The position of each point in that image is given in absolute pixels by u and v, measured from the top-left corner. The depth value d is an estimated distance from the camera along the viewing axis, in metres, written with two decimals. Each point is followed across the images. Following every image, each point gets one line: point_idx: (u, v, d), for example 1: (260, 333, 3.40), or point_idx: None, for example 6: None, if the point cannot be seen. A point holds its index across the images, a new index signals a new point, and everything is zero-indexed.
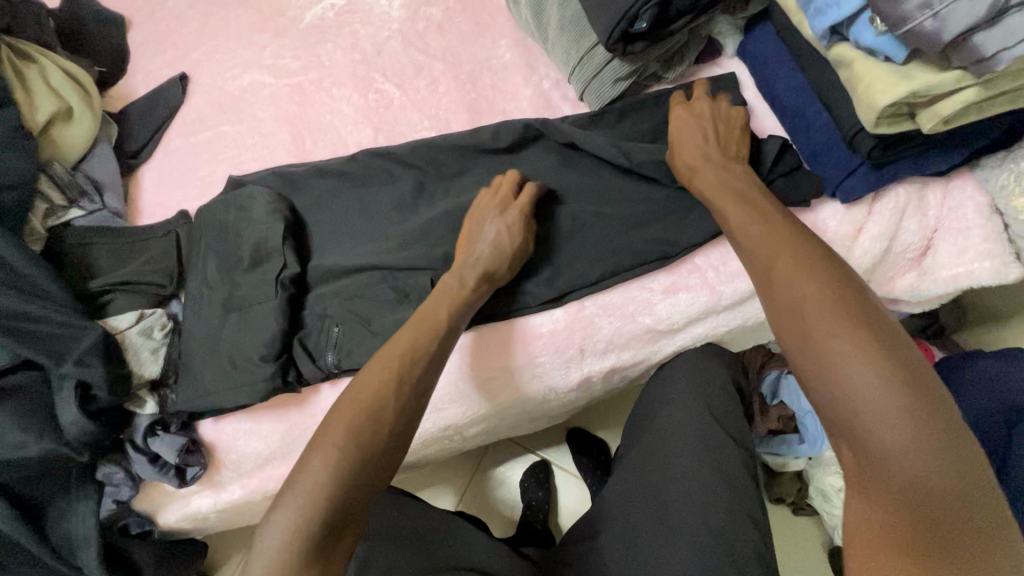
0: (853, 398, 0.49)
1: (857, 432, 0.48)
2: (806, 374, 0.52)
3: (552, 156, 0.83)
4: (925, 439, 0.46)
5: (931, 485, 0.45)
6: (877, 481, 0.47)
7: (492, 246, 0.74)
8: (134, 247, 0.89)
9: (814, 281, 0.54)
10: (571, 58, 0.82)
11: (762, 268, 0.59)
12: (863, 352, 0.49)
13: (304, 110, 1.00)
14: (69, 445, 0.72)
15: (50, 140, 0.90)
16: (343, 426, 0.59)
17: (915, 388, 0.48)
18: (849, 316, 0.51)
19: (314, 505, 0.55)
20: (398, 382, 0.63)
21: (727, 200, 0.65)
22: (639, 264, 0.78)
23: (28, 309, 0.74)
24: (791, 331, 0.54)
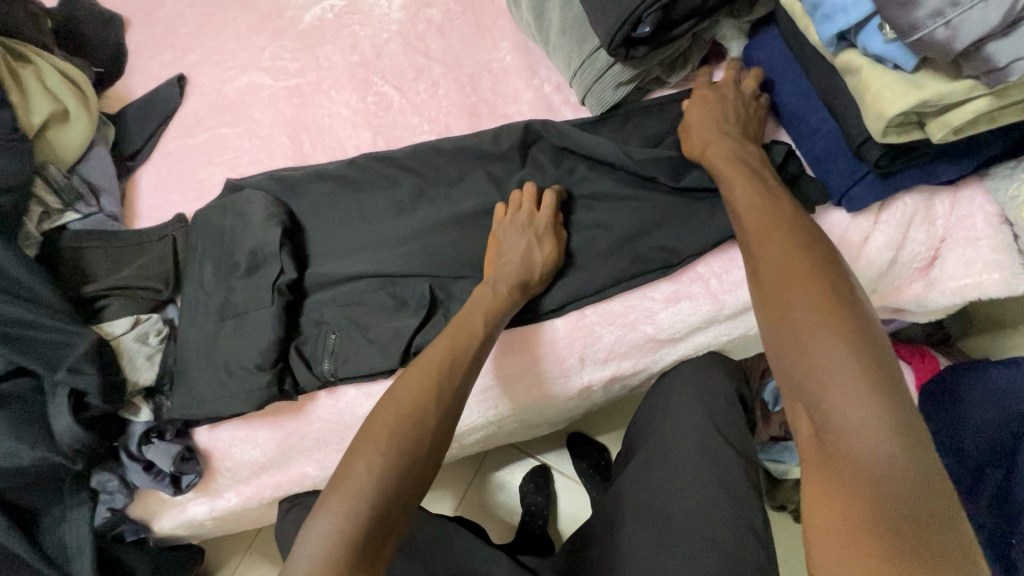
0: (820, 370, 0.47)
1: (819, 405, 0.47)
2: (776, 346, 0.51)
3: (553, 161, 0.82)
4: (886, 420, 0.44)
5: (885, 468, 0.42)
6: (830, 457, 0.45)
7: (518, 256, 0.73)
8: (130, 252, 0.88)
9: (800, 259, 0.54)
10: (572, 62, 0.81)
11: (752, 248, 0.59)
12: (835, 325, 0.48)
13: (302, 112, 0.99)
14: (62, 452, 0.71)
15: (46, 143, 0.89)
16: (387, 431, 0.59)
17: (883, 370, 0.46)
18: (830, 294, 0.50)
19: (359, 510, 0.54)
20: (437, 387, 0.63)
21: (737, 181, 0.65)
22: (641, 272, 0.76)
23: (22, 315, 0.73)
24: (769, 304, 0.53)
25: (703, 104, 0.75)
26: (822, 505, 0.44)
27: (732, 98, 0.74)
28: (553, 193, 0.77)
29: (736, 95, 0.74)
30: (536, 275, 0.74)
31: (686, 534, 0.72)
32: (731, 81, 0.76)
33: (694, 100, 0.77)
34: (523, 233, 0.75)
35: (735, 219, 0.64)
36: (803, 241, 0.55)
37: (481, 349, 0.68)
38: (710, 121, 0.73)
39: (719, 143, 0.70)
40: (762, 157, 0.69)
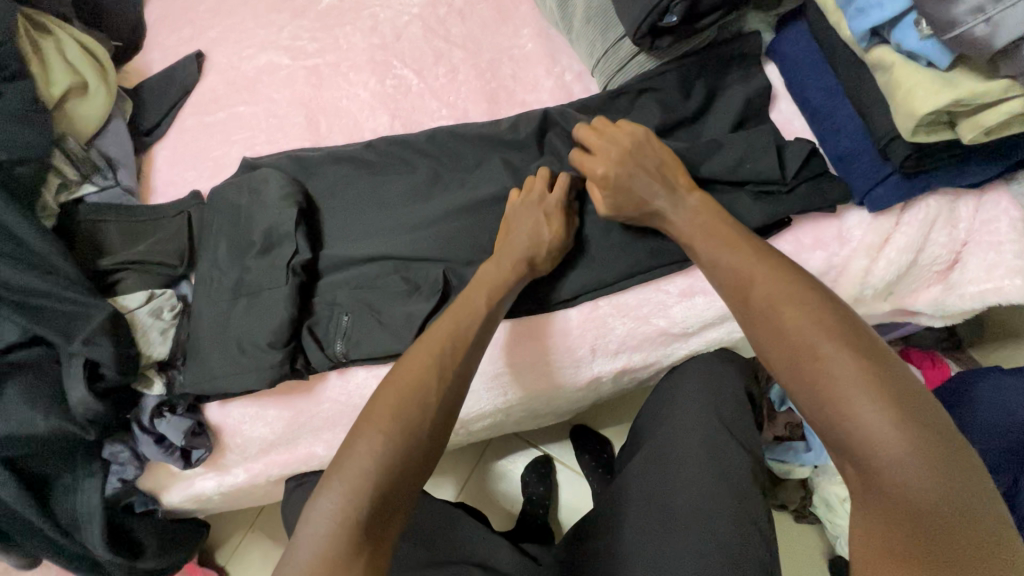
0: (847, 416, 0.48)
1: (854, 450, 0.48)
2: (798, 397, 0.52)
3: (572, 151, 0.81)
4: (918, 448, 0.46)
5: (929, 497, 0.44)
6: (877, 498, 0.47)
7: (525, 237, 0.72)
8: (146, 226, 0.88)
9: (795, 305, 0.54)
10: (595, 51, 0.81)
11: (743, 297, 0.58)
12: (849, 367, 0.49)
13: (320, 93, 0.99)
14: (75, 422, 0.72)
15: (65, 114, 0.89)
16: (391, 412, 0.59)
17: (902, 400, 0.48)
18: (830, 336, 0.51)
19: (366, 492, 0.54)
20: (440, 365, 0.62)
21: (701, 233, 0.65)
22: (655, 266, 0.76)
23: (39, 284, 0.74)
24: (779, 357, 0.54)
25: (618, 176, 0.69)
26: (885, 548, 0.46)
27: (631, 149, 0.70)
28: (568, 175, 0.76)
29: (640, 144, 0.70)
30: (541, 252, 0.73)
31: (690, 531, 0.72)
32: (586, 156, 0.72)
33: (601, 179, 0.70)
34: (531, 213, 0.74)
35: (711, 264, 0.63)
36: (795, 283, 0.56)
37: (484, 329, 0.67)
38: (652, 189, 0.68)
39: (673, 205, 0.67)
40: (706, 202, 0.67)
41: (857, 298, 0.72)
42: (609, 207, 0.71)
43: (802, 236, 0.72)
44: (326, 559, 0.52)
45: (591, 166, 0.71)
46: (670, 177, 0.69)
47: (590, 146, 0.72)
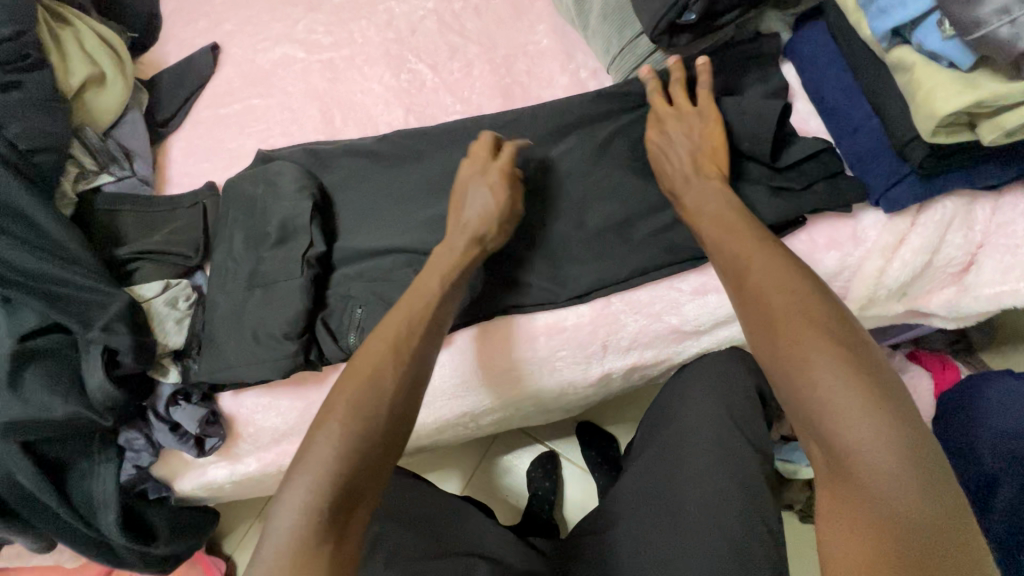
0: (820, 398, 0.49)
1: (823, 432, 0.49)
2: (775, 379, 0.53)
3: (586, 147, 0.81)
4: (884, 437, 0.46)
5: (889, 480, 0.45)
6: (842, 480, 0.47)
7: (478, 210, 0.73)
8: (162, 217, 0.89)
9: (781, 290, 0.55)
10: (611, 48, 0.81)
11: (735, 283, 0.60)
12: (826, 354, 0.50)
13: (335, 86, 0.99)
14: (93, 408, 0.73)
15: (83, 105, 0.90)
16: (346, 403, 0.59)
17: (875, 386, 0.48)
18: (812, 321, 0.52)
19: (326, 483, 0.55)
20: (394, 353, 0.63)
21: (705, 222, 0.66)
22: (668, 264, 0.76)
23: (59, 272, 0.75)
24: (760, 340, 0.55)
25: (656, 145, 0.74)
26: (845, 528, 0.46)
27: (680, 125, 0.72)
28: (510, 147, 0.76)
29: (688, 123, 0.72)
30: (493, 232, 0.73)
31: (698, 526, 0.73)
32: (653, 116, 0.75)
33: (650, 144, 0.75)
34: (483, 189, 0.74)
35: (715, 248, 0.63)
36: (787, 271, 0.57)
37: (437, 311, 0.67)
38: (670, 163, 0.72)
39: (685, 182, 0.70)
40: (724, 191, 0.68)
41: (871, 298, 0.72)
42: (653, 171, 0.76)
43: (816, 236, 0.72)
44: (296, 547, 0.52)
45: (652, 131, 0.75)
46: (702, 159, 0.70)
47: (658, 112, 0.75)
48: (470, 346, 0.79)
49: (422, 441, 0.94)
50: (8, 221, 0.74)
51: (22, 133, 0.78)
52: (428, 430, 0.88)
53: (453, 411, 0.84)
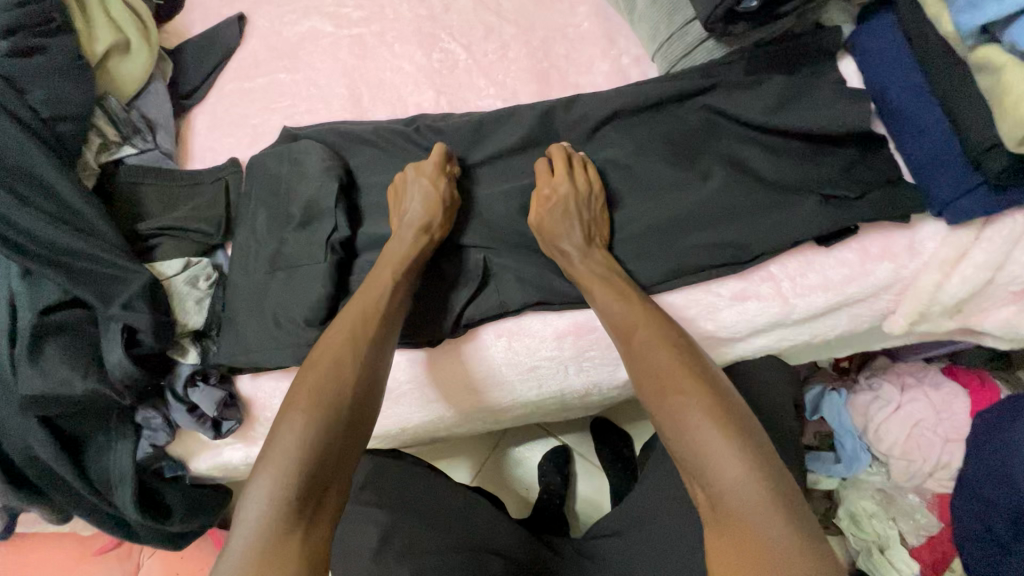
0: (700, 444, 0.51)
1: (704, 477, 0.50)
2: (663, 429, 0.55)
3: (629, 137, 0.76)
4: (754, 471, 0.49)
5: (763, 519, 0.47)
6: (723, 525, 0.48)
7: (415, 198, 0.74)
8: (185, 193, 0.87)
9: (666, 345, 0.59)
10: (658, 34, 0.77)
11: (625, 337, 0.63)
12: (701, 400, 0.54)
13: (364, 63, 0.95)
14: (111, 386, 0.72)
15: (106, 73, 0.88)
16: (305, 396, 0.59)
17: (747, 432, 0.52)
18: (693, 373, 0.56)
19: (293, 470, 0.54)
20: (352, 347, 0.64)
21: (595, 283, 0.68)
22: (709, 266, 0.70)
23: (78, 246, 0.73)
24: (650, 391, 0.57)
25: (551, 207, 0.71)
26: None
27: (577, 194, 0.71)
28: (456, 167, 0.78)
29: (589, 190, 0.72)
30: (434, 222, 0.74)
31: None
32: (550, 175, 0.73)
33: (538, 205, 0.72)
34: (421, 179, 0.75)
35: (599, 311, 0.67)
36: (666, 331, 0.61)
37: (390, 306, 0.69)
38: (571, 230, 0.70)
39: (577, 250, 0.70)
40: (608, 262, 0.70)
41: (923, 314, 0.69)
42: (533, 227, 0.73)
43: (868, 245, 0.68)
44: (261, 536, 0.51)
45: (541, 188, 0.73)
46: (593, 230, 0.72)
47: (550, 173, 0.74)
48: (495, 343, 0.76)
49: (437, 432, 0.92)
50: (29, 189, 0.73)
51: (45, 100, 0.76)
52: (447, 423, 0.86)
53: (473, 407, 0.82)
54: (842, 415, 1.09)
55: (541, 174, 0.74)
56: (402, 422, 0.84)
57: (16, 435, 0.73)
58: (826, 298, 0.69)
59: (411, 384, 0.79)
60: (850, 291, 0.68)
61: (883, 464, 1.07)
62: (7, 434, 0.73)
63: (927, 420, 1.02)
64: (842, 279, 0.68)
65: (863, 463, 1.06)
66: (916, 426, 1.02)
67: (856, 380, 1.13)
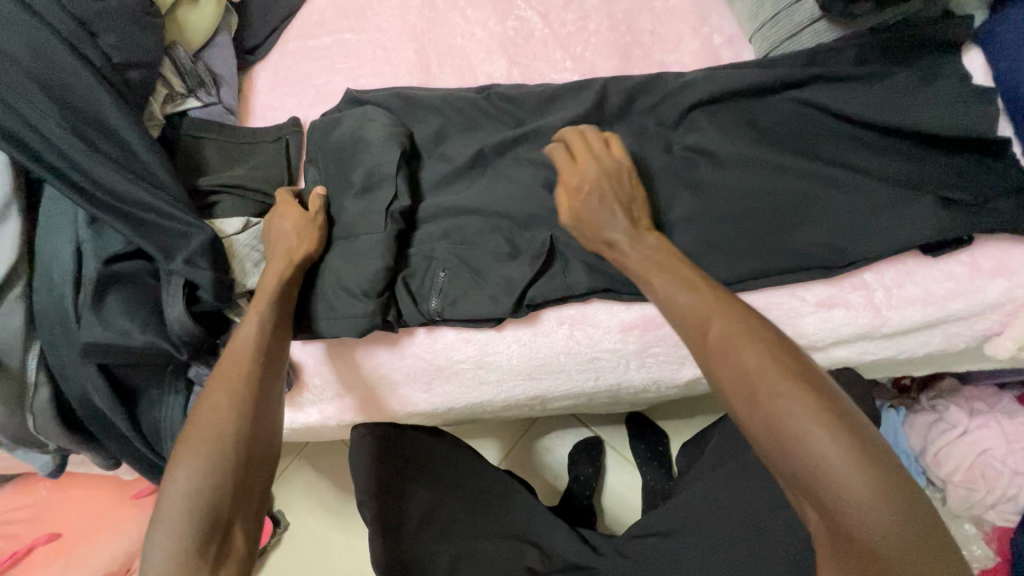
0: (811, 460, 0.45)
1: (816, 493, 0.45)
2: (757, 437, 0.49)
3: (720, 123, 0.70)
4: (875, 485, 0.44)
5: (888, 537, 0.43)
6: (843, 546, 0.44)
7: (275, 226, 0.74)
8: (244, 151, 0.86)
9: (749, 340, 0.51)
10: (763, 10, 0.73)
11: (698, 335, 0.55)
12: (806, 405, 0.47)
13: (433, 28, 0.91)
14: (171, 340, 0.72)
15: (176, 22, 0.85)
16: (191, 443, 0.55)
17: (862, 440, 0.46)
18: (788, 374, 0.49)
19: (190, 529, 0.51)
20: (233, 386, 0.59)
21: (652, 270, 0.60)
22: (795, 268, 0.65)
23: (141, 196, 0.72)
24: (735, 396, 0.51)
25: (586, 197, 0.65)
26: None
27: (609, 178, 0.66)
28: (321, 188, 0.77)
29: (620, 165, 0.67)
30: (298, 252, 0.72)
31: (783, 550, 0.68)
32: (578, 155, 0.68)
33: (572, 201, 0.66)
34: (275, 221, 0.74)
35: (661, 301, 0.59)
36: (749, 322, 0.53)
37: (270, 344, 0.64)
38: (611, 217, 0.64)
39: (626, 237, 0.63)
40: (663, 244, 0.63)
41: None
42: (572, 224, 0.68)
43: (980, 258, 0.63)
44: None
45: (564, 175, 0.68)
46: (635, 211, 0.65)
47: (571, 162, 0.68)
48: (556, 329, 0.74)
49: (480, 415, 0.90)
50: (97, 136, 0.71)
51: (117, 46, 0.74)
52: (495, 407, 0.83)
53: (525, 393, 0.79)
54: (898, 433, 1.04)
55: (560, 166, 0.69)
56: (451, 401, 0.81)
57: (74, 381, 0.74)
58: (924, 313, 0.64)
59: (464, 363, 0.76)
60: (951, 308, 0.64)
61: (938, 489, 1.01)
62: (66, 379, 0.74)
63: (997, 449, 0.94)
64: (945, 294, 0.64)
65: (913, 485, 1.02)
66: (984, 453, 0.95)
67: (916, 400, 1.06)
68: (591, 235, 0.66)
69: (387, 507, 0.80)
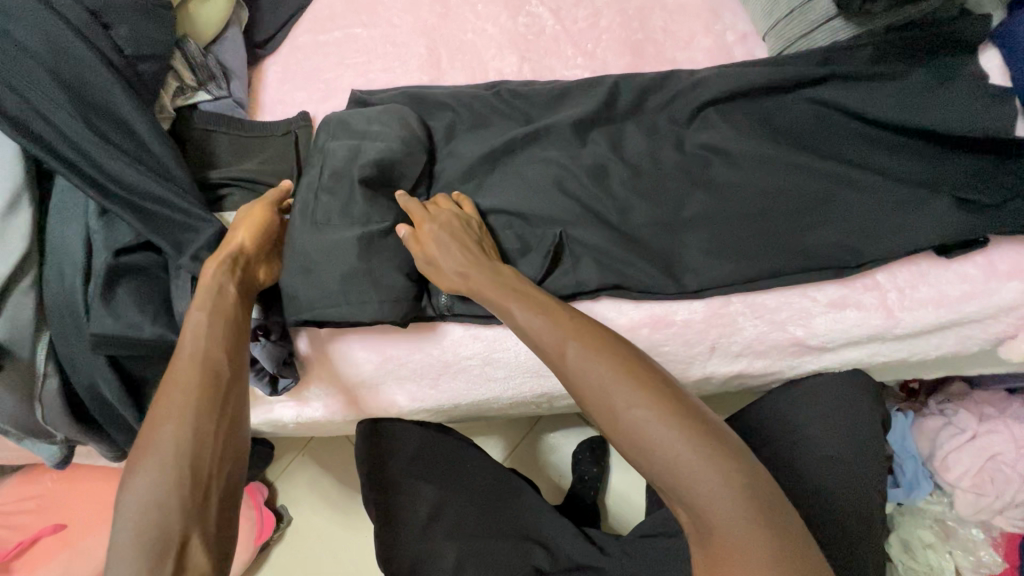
0: (675, 469, 0.47)
1: (681, 494, 0.47)
2: (624, 452, 0.50)
3: (732, 122, 0.70)
4: (735, 489, 0.46)
5: (744, 523, 0.45)
6: (708, 544, 0.46)
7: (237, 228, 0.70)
8: (254, 145, 0.86)
9: (601, 360, 0.52)
10: (779, 9, 0.72)
11: (556, 362, 0.54)
12: (663, 417, 0.48)
13: (444, 23, 0.91)
14: (179, 333, 0.72)
15: (185, 15, 0.85)
16: (146, 463, 0.52)
17: (711, 432, 0.48)
18: (639, 383, 0.50)
19: (140, 552, 0.48)
20: (180, 394, 0.55)
21: (508, 296, 0.60)
22: (809, 268, 0.65)
23: (152, 189, 0.72)
24: (598, 415, 0.51)
25: (438, 235, 0.67)
26: None
27: (458, 218, 0.69)
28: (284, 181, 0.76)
29: (466, 210, 0.71)
30: (249, 250, 0.69)
31: None
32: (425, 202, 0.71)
33: (423, 238, 0.68)
34: (245, 215, 0.71)
35: (518, 324, 0.58)
36: (601, 340, 0.54)
37: (214, 349, 0.59)
38: (462, 250, 0.66)
39: (473, 268, 0.64)
40: (518, 274, 0.65)
41: None
42: (425, 262, 0.68)
43: (996, 260, 0.63)
44: None
45: (415, 220, 0.69)
46: (484, 246, 0.68)
47: (422, 208, 0.70)
48: None
49: (486, 411, 0.89)
50: (108, 128, 0.71)
51: (129, 38, 0.74)
52: (502, 404, 0.83)
53: (532, 390, 0.79)
54: (905, 438, 1.01)
55: (411, 214, 0.70)
56: (457, 398, 0.81)
57: (84, 373, 0.74)
58: (937, 315, 0.64)
59: (472, 359, 0.76)
60: (966, 310, 0.63)
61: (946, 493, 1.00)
62: (76, 370, 0.74)
63: (1007, 454, 0.93)
64: (959, 296, 0.63)
65: (923, 491, 0.99)
66: (993, 459, 0.94)
67: (925, 403, 1.05)
68: (445, 267, 0.66)
69: (390, 501, 0.81)
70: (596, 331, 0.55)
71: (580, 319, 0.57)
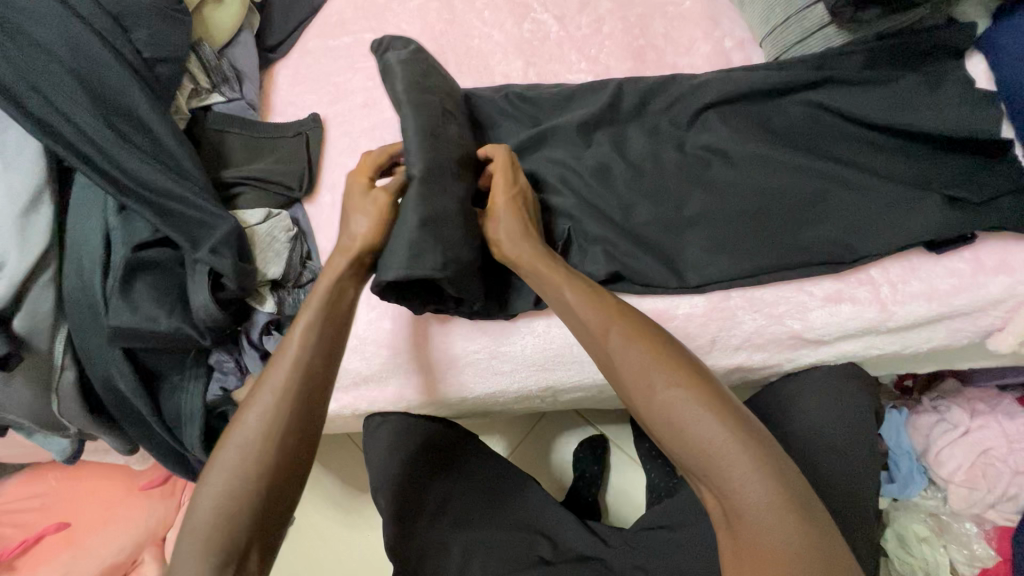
0: (711, 456, 0.49)
1: (715, 480, 0.49)
2: (660, 436, 0.53)
3: (731, 124, 0.73)
4: (769, 482, 0.47)
5: (770, 514, 0.47)
6: (736, 530, 0.48)
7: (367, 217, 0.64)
8: (266, 145, 0.88)
9: (641, 346, 0.55)
10: (773, 16, 0.75)
11: (599, 346, 0.57)
12: (704, 406, 0.51)
13: (451, 28, 0.94)
14: (194, 325, 0.74)
15: (201, 19, 0.88)
16: (219, 458, 0.54)
17: (747, 426, 0.50)
18: (678, 368, 0.53)
19: (208, 546, 0.51)
20: (258, 393, 0.56)
21: (556, 277, 0.62)
22: (805, 262, 0.68)
23: (169, 186, 0.74)
24: (636, 398, 0.54)
25: (520, 208, 0.67)
26: None
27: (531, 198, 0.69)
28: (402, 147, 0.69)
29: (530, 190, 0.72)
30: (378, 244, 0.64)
31: None
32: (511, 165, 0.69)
33: (507, 204, 0.66)
34: (380, 197, 0.65)
35: (564, 310, 0.61)
36: (645, 328, 0.56)
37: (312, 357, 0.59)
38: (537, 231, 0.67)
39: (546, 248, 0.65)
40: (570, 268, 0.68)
41: None
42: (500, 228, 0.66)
43: (984, 256, 0.66)
44: None
45: (500, 181, 0.67)
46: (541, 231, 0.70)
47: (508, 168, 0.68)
48: None
49: (492, 407, 0.91)
50: (127, 128, 0.74)
51: (149, 42, 0.77)
52: (507, 398, 0.85)
53: (538, 384, 0.81)
54: (900, 434, 1.03)
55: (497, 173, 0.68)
56: (465, 392, 0.82)
57: (99, 365, 0.76)
58: (929, 308, 0.66)
59: (479, 353, 0.79)
60: (956, 303, 0.66)
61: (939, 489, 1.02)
62: (91, 362, 0.76)
63: (997, 449, 0.96)
64: (949, 290, 0.66)
65: (917, 486, 1.01)
66: (984, 453, 0.96)
67: (919, 401, 1.07)
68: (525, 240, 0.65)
69: (398, 495, 0.82)
70: (639, 320, 0.58)
71: (624, 307, 0.59)
